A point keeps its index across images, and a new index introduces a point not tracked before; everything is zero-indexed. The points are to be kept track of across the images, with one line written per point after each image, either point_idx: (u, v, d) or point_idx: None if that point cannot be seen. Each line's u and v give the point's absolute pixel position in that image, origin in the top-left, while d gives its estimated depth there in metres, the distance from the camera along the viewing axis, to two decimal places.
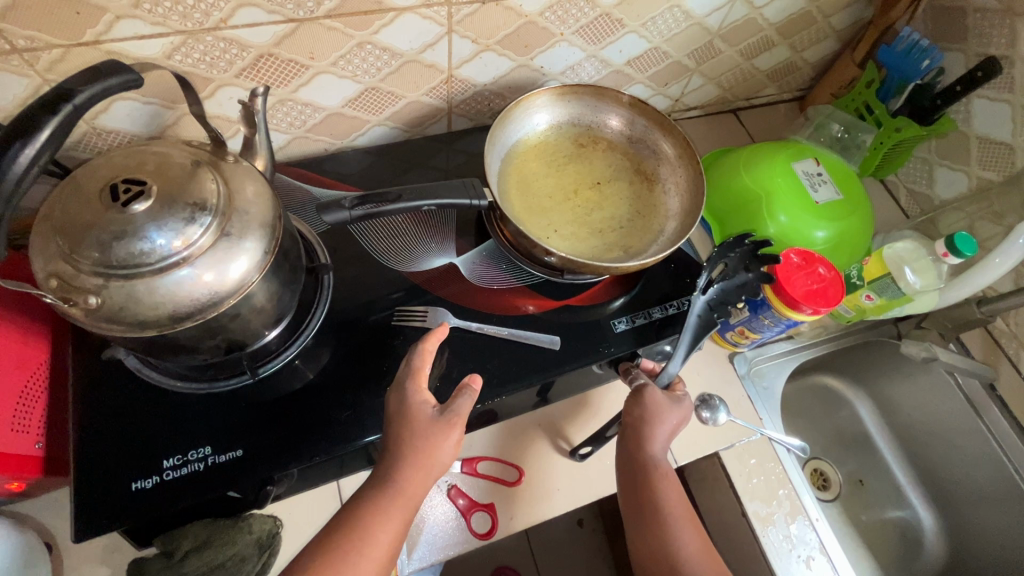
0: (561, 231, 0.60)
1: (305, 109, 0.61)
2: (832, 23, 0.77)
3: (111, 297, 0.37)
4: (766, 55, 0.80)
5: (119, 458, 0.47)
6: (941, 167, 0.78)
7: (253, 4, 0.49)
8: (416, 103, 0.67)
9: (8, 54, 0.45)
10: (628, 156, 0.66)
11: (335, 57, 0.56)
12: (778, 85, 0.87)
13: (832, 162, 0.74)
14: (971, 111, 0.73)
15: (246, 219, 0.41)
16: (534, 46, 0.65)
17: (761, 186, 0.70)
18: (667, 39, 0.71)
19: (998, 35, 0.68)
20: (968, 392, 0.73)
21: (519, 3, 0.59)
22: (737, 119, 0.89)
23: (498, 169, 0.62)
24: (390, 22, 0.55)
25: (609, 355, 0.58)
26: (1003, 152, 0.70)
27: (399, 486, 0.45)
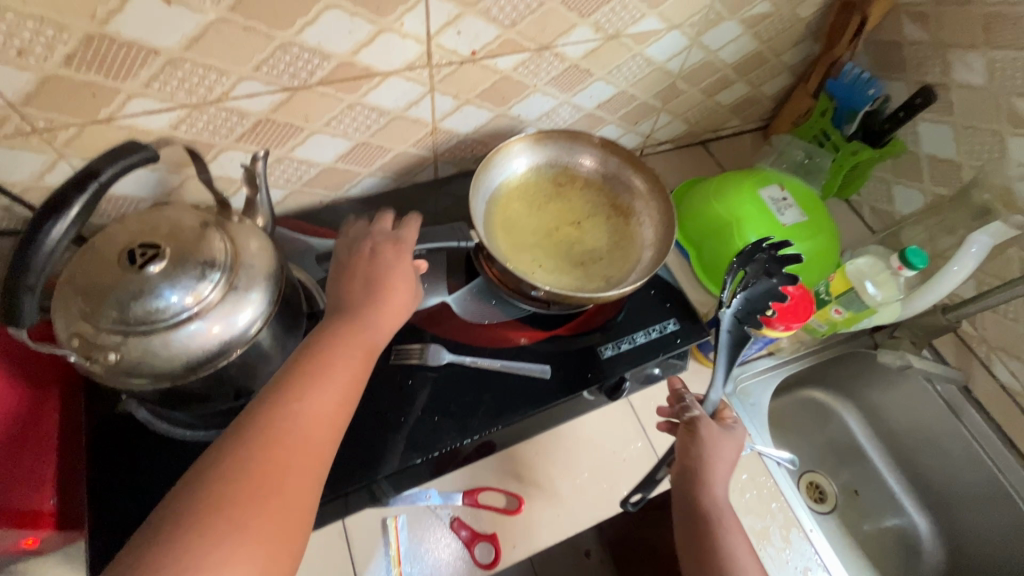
0: (544, 265, 0.64)
1: (300, 166, 0.66)
2: (783, 60, 0.84)
3: (129, 353, 0.40)
4: (727, 92, 0.86)
5: (136, 509, 0.49)
6: (898, 186, 0.83)
7: (252, 77, 0.54)
8: (404, 154, 0.72)
9: (29, 134, 0.49)
10: (603, 192, 0.70)
11: (328, 119, 0.61)
12: (742, 117, 0.93)
13: (797, 186, 0.79)
14: (918, 134, 0.79)
15: (251, 273, 0.45)
16: (510, 97, 0.70)
17: (732, 213, 0.75)
18: (633, 83, 0.77)
19: (933, 65, 0.75)
20: (945, 396, 0.76)
21: (494, 62, 0.64)
22: (706, 150, 0.95)
23: (483, 211, 0.66)
24: (377, 85, 0.60)
25: (597, 381, 0.61)
26: (951, 169, 0.76)
27: (346, 332, 0.46)
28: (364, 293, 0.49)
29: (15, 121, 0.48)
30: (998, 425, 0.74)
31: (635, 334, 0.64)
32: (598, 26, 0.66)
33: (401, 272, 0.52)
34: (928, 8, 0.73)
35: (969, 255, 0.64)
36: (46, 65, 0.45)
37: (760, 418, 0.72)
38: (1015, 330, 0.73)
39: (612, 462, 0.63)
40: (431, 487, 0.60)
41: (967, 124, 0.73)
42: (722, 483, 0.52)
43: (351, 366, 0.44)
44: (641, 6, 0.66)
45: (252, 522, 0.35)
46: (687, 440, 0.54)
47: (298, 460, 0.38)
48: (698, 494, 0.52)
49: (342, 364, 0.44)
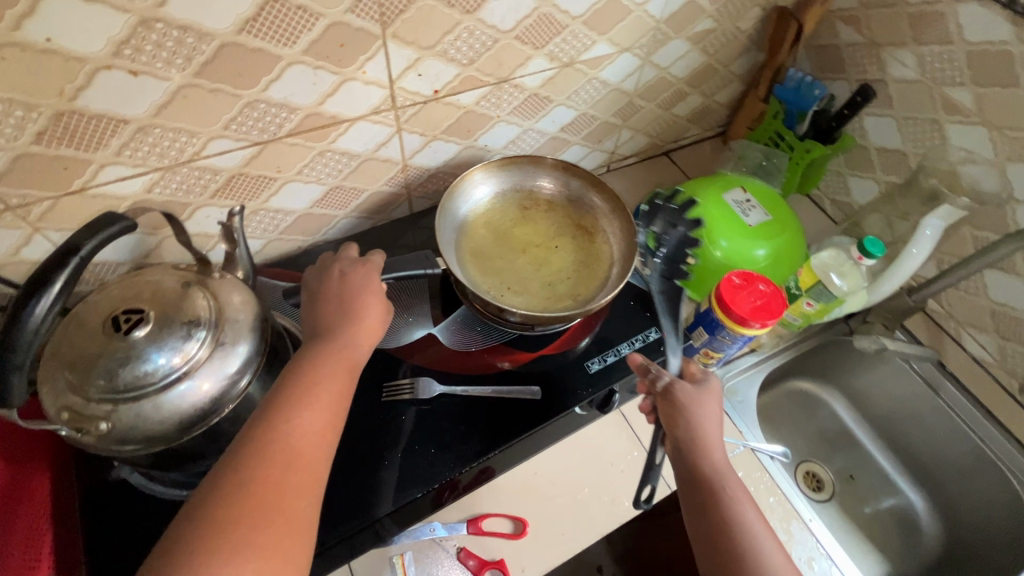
0: (514, 288, 0.65)
1: (276, 215, 0.67)
2: (731, 70, 0.89)
3: (120, 420, 0.40)
4: (682, 103, 0.90)
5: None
6: (853, 178, 0.88)
7: (222, 135, 0.55)
8: (376, 193, 0.73)
9: (3, 212, 0.50)
10: (568, 213, 0.73)
11: (299, 167, 0.63)
12: (700, 126, 0.97)
13: (757, 187, 0.82)
14: (865, 128, 0.84)
15: (237, 326, 0.45)
16: (475, 129, 0.73)
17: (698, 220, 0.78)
18: (592, 105, 0.80)
19: (869, 64, 0.79)
20: (922, 373, 0.79)
21: (456, 98, 0.67)
22: (669, 160, 0.98)
23: (454, 241, 0.68)
24: (345, 131, 0.62)
25: (586, 396, 0.62)
26: (899, 158, 0.80)
27: (328, 351, 0.47)
28: (343, 313, 0.51)
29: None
30: (975, 397, 0.77)
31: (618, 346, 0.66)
32: (552, 56, 0.69)
33: (372, 288, 0.53)
34: (858, 12, 0.78)
35: (925, 238, 0.67)
36: (17, 143, 0.46)
37: (748, 415, 0.73)
38: (977, 305, 0.76)
39: (611, 475, 0.64)
40: (435, 520, 0.60)
41: (907, 115, 0.77)
42: (717, 444, 0.53)
43: (336, 391, 0.45)
44: (591, 34, 0.69)
45: (251, 545, 0.35)
46: (671, 410, 0.55)
47: (292, 479, 0.39)
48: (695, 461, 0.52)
49: (328, 389, 0.44)
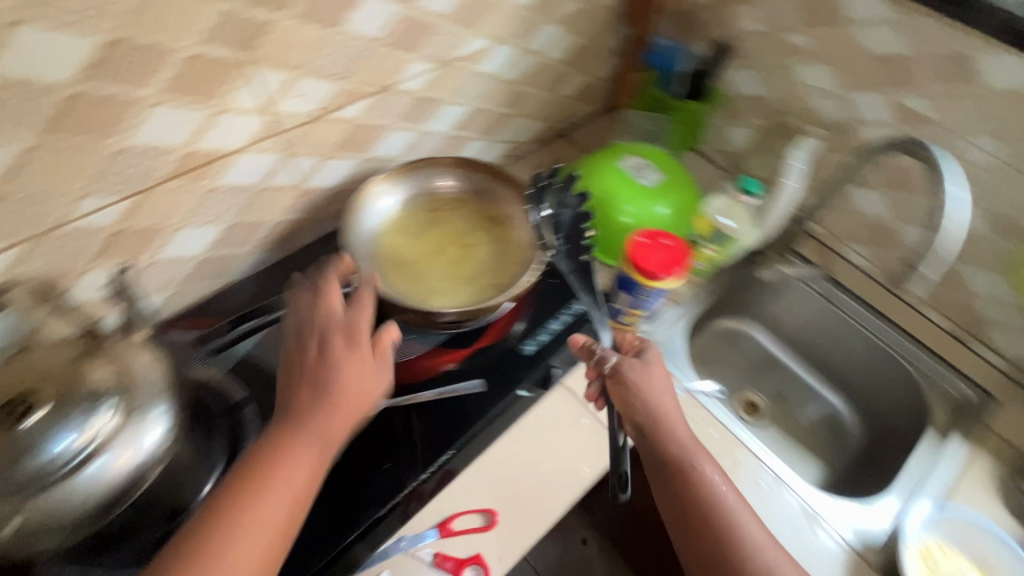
0: (436, 290, 0.66)
1: (171, 267, 0.63)
2: (606, 46, 0.93)
3: (34, 514, 0.38)
4: (568, 84, 0.94)
5: None
6: (728, 126, 0.95)
7: (100, 188, 0.52)
8: (273, 225, 0.71)
9: None
10: (475, 207, 0.74)
11: (188, 212, 0.60)
12: (589, 106, 1.02)
13: (647, 149, 0.88)
14: (732, 79, 0.91)
15: (151, 390, 0.43)
16: (367, 141, 0.72)
17: (601, 191, 0.81)
18: (482, 99, 0.82)
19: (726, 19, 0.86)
20: (821, 290, 0.87)
21: (342, 112, 0.66)
22: (567, 140, 1.01)
23: (367, 257, 0.68)
24: (229, 166, 0.60)
25: (527, 376, 0.65)
26: (763, 102, 0.88)
27: (293, 437, 0.47)
28: (308, 386, 0.49)
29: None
30: (868, 303, 0.86)
31: (548, 324, 0.70)
32: (428, 58, 0.70)
33: (357, 359, 0.51)
34: None
35: (796, 170, 0.77)
36: None
37: (681, 360, 0.79)
38: (854, 221, 0.87)
39: (567, 445, 0.67)
40: (402, 532, 0.58)
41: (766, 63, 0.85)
42: (676, 422, 0.58)
43: (302, 468, 0.47)
44: (464, 32, 0.71)
45: None
46: (620, 393, 0.60)
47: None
48: (659, 446, 0.57)
49: (292, 468, 0.46)
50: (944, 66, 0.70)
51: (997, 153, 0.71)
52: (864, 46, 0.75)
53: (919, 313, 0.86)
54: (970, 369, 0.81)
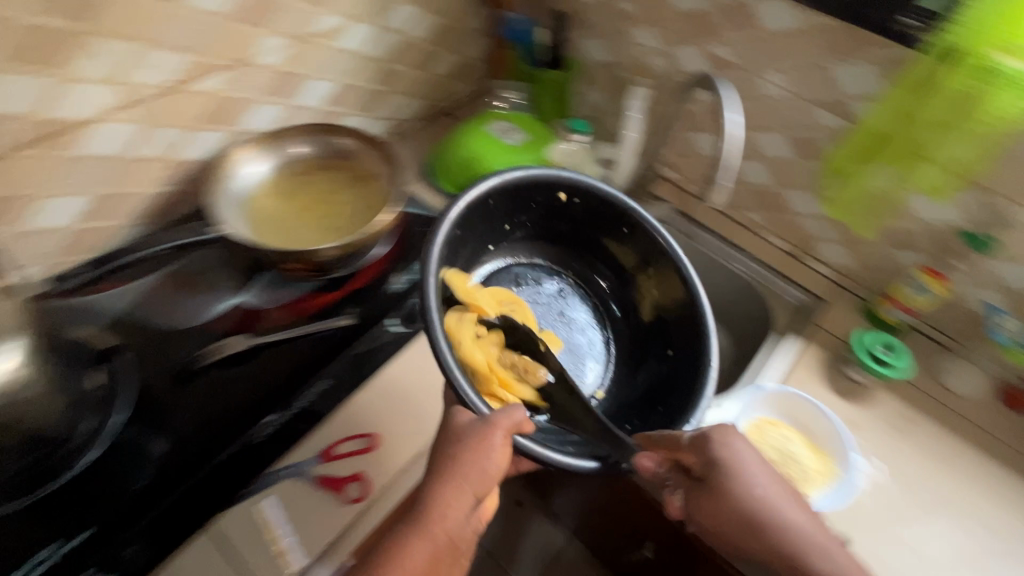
0: (295, 235, 0.82)
1: (45, 235, 0.74)
2: (468, 28, 1.15)
3: None
4: (436, 62, 1.15)
5: (22, 539, 0.60)
6: (590, 92, 1.19)
7: (110, 124, 0.72)
8: (155, 194, 0.83)
9: None
10: (327, 167, 0.88)
11: (61, 181, 0.72)
12: (461, 83, 1.24)
13: (515, 116, 1.10)
14: (588, 98, 1.20)
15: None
16: (235, 115, 0.86)
17: (473, 153, 1.01)
18: (347, 75, 0.99)
19: (596, 40, 1.11)
20: (715, 254, 1.10)
21: (202, 87, 0.79)
22: (448, 116, 1.24)
23: (240, 215, 0.80)
24: (92, 134, 0.71)
25: (397, 311, 0.85)
26: (610, 66, 1.11)
27: (454, 492, 0.59)
28: (465, 464, 0.59)
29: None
30: (753, 255, 1.08)
31: (414, 267, 0.89)
32: (283, 34, 0.84)
33: (489, 446, 0.59)
34: None
35: (633, 119, 1.01)
36: None
37: None
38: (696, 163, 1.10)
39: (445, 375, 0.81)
40: (287, 462, 0.71)
41: (605, 33, 1.08)
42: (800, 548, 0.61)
43: (461, 487, 0.59)
44: (311, 8, 0.85)
45: None
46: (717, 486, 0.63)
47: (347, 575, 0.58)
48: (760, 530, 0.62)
49: (457, 492, 0.59)
50: (737, 13, 0.89)
51: (784, 84, 0.90)
52: (679, 9, 0.95)
53: (760, 237, 1.10)
54: (806, 283, 1.04)
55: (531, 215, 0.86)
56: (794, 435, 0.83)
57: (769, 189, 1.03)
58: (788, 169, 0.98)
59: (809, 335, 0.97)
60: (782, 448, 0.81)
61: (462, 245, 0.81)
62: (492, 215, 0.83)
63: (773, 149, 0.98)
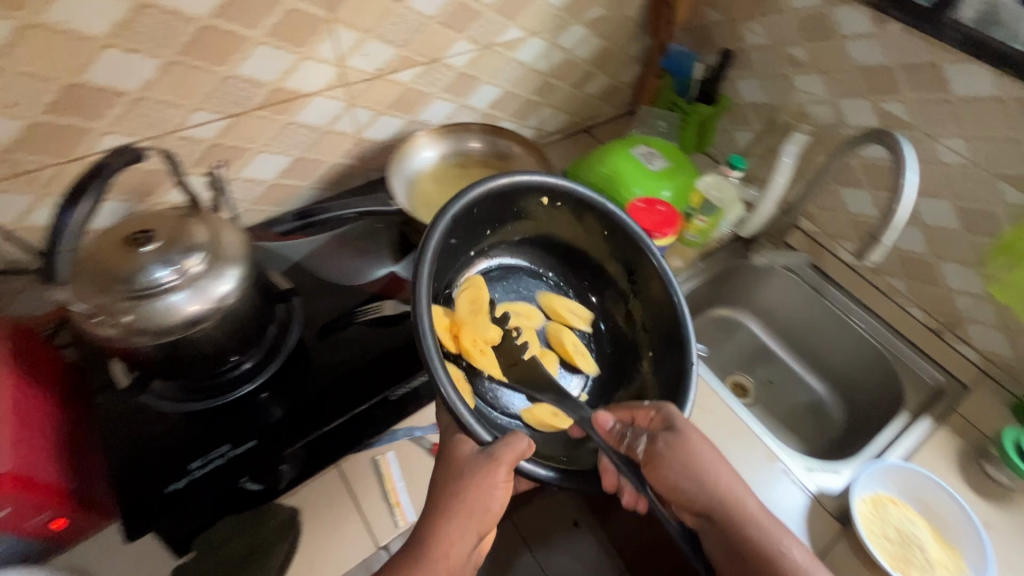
0: None
1: (248, 185, 0.85)
2: (627, 54, 1.19)
3: (140, 311, 0.56)
4: (591, 82, 1.19)
5: (190, 440, 0.67)
6: (736, 132, 1.19)
7: (322, 99, 0.83)
8: (335, 165, 0.93)
9: (19, 178, 0.66)
10: (486, 165, 0.96)
11: (272, 141, 0.82)
12: (607, 105, 1.28)
13: (658, 143, 1.12)
14: (733, 138, 1.20)
15: (225, 262, 0.62)
16: (414, 106, 0.95)
17: (614, 171, 1.04)
18: (513, 83, 1.06)
19: (755, 82, 1.11)
20: (845, 315, 1.05)
21: (397, 77, 0.88)
22: (588, 134, 1.28)
23: (406, 195, 0.89)
24: (306, 105, 0.82)
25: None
26: (765, 109, 1.11)
27: (456, 526, 0.58)
28: (469, 499, 0.58)
29: (5, 167, 0.64)
30: (888, 324, 1.02)
31: None
32: (473, 40, 0.93)
33: (491, 484, 0.58)
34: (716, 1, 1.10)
35: (785, 166, 0.99)
36: (33, 113, 0.62)
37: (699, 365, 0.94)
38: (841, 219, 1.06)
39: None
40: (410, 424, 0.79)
41: (766, 76, 1.08)
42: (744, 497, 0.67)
43: (462, 522, 0.58)
44: (502, 19, 0.93)
45: None
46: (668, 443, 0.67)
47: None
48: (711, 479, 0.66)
49: (461, 527, 0.58)
50: (925, 75, 0.86)
51: (965, 153, 0.86)
52: (858, 62, 0.94)
53: (900, 307, 1.04)
54: (948, 365, 0.96)
55: (505, 222, 0.81)
56: (922, 522, 0.78)
57: (922, 259, 0.97)
58: (950, 241, 0.93)
59: (942, 417, 0.90)
60: (908, 531, 0.76)
61: (457, 243, 0.76)
62: (475, 225, 0.77)
63: (936, 217, 0.93)
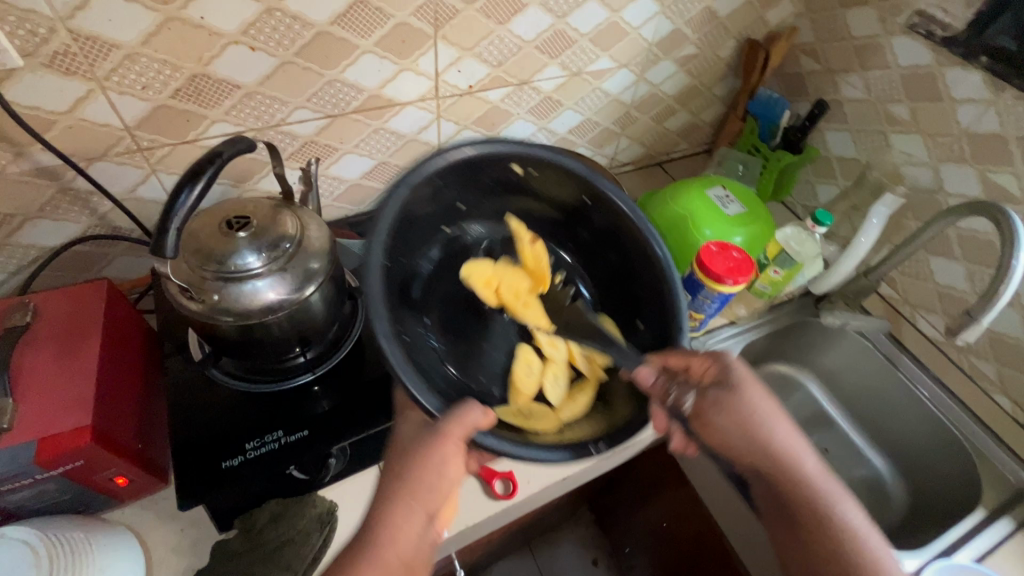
0: None
1: (333, 181, 0.89)
2: (714, 93, 1.17)
3: (226, 293, 0.60)
4: (672, 118, 1.18)
5: (248, 419, 0.69)
6: (820, 185, 1.15)
7: (412, 109, 0.85)
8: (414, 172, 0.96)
9: (138, 154, 0.71)
10: None
11: (361, 143, 0.86)
12: (686, 142, 1.26)
13: (736, 186, 1.09)
14: (816, 191, 1.16)
15: (308, 256, 0.64)
16: (498, 123, 0.97)
17: (686, 210, 1.03)
18: (596, 111, 1.06)
19: (848, 136, 1.07)
20: (917, 389, 0.98)
21: (487, 96, 0.90)
22: (662, 169, 1.27)
23: None
24: (398, 113, 0.85)
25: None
26: (855, 164, 1.07)
27: (406, 503, 0.56)
28: (421, 474, 0.57)
29: (128, 142, 0.70)
30: (968, 408, 0.94)
31: None
32: (564, 66, 0.94)
33: (442, 451, 0.57)
34: (816, 48, 1.07)
35: (872, 227, 0.95)
36: (160, 97, 0.67)
37: None
38: (927, 288, 1.00)
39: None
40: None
41: (860, 131, 1.04)
42: (804, 453, 0.65)
43: (413, 498, 0.57)
44: (596, 49, 0.94)
45: None
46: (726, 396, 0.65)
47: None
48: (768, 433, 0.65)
49: (412, 505, 0.56)
50: None
51: None
52: (967, 128, 0.88)
53: (985, 392, 0.96)
54: None
55: (481, 196, 0.77)
56: None
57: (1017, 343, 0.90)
58: None
59: None
60: None
61: (420, 226, 0.72)
62: (445, 202, 0.74)
63: None
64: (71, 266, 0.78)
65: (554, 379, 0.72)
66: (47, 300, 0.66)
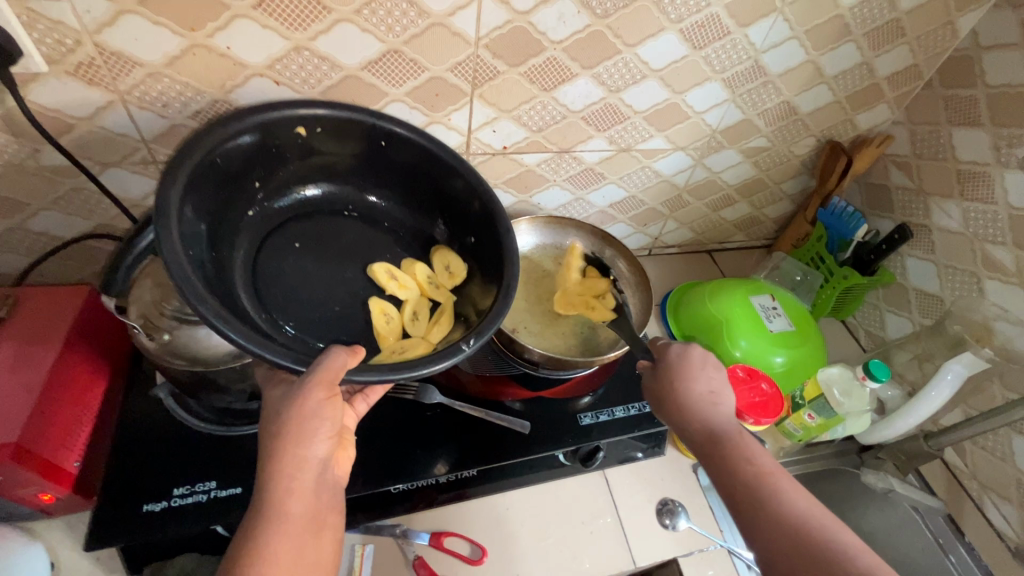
0: (529, 327, 0.81)
1: None
2: (782, 189, 1.05)
3: (179, 334, 0.57)
4: (730, 209, 1.07)
5: (185, 460, 0.65)
6: (890, 314, 1.00)
7: None
8: None
9: (151, 165, 0.70)
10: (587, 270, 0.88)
11: None
12: (743, 234, 1.14)
13: (785, 299, 0.96)
14: (884, 320, 1.01)
15: None
16: (532, 187, 0.90)
17: (723, 314, 0.91)
18: (642, 190, 0.98)
19: (931, 268, 0.92)
20: None
21: (521, 158, 0.84)
22: (710, 257, 1.15)
23: None
24: None
25: (573, 444, 0.77)
26: (935, 302, 0.92)
27: (295, 455, 0.51)
28: (304, 421, 0.51)
29: (144, 154, 0.69)
30: None
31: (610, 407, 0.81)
32: (611, 140, 0.86)
33: (317, 395, 0.50)
34: (910, 162, 0.93)
35: (943, 383, 0.78)
36: (178, 117, 0.66)
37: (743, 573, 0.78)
38: (1001, 469, 0.83)
39: (582, 532, 0.77)
40: (403, 523, 0.74)
41: (948, 265, 0.90)
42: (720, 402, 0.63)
43: (304, 446, 0.52)
44: (649, 128, 0.86)
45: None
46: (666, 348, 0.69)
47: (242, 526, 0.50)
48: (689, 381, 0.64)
49: (308, 453, 0.52)
50: None
51: None
52: None
53: None
54: None
55: (272, 166, 0.64)
56: None
57: None
58: None
59: None
60: None
61: (213, 221, 0.59)
62: (227, 186, 0.61)
63: None
64: (76, 258, 0.78)
65: (414, 312, 0.66)
66: (27, 296, 0.67)
